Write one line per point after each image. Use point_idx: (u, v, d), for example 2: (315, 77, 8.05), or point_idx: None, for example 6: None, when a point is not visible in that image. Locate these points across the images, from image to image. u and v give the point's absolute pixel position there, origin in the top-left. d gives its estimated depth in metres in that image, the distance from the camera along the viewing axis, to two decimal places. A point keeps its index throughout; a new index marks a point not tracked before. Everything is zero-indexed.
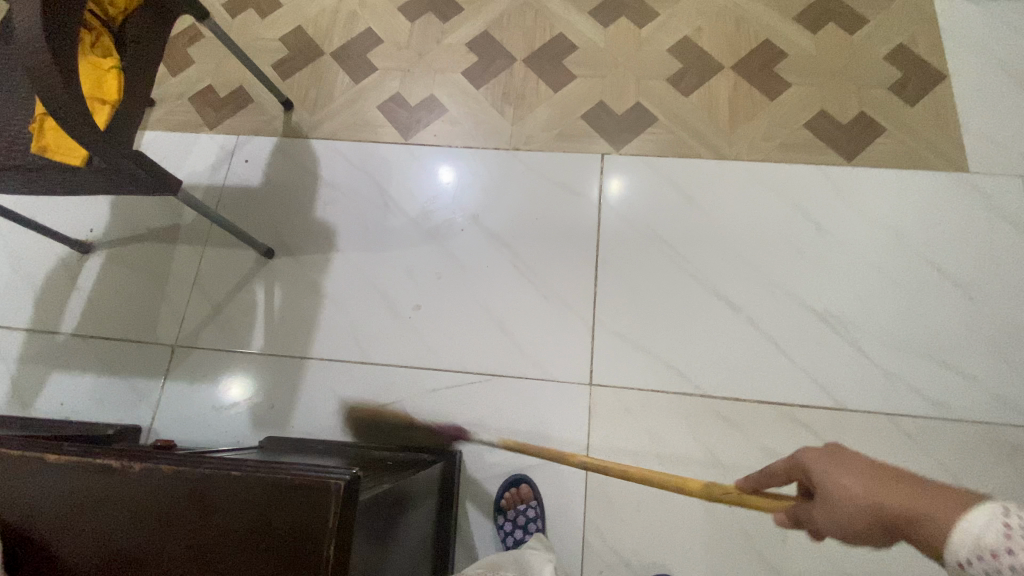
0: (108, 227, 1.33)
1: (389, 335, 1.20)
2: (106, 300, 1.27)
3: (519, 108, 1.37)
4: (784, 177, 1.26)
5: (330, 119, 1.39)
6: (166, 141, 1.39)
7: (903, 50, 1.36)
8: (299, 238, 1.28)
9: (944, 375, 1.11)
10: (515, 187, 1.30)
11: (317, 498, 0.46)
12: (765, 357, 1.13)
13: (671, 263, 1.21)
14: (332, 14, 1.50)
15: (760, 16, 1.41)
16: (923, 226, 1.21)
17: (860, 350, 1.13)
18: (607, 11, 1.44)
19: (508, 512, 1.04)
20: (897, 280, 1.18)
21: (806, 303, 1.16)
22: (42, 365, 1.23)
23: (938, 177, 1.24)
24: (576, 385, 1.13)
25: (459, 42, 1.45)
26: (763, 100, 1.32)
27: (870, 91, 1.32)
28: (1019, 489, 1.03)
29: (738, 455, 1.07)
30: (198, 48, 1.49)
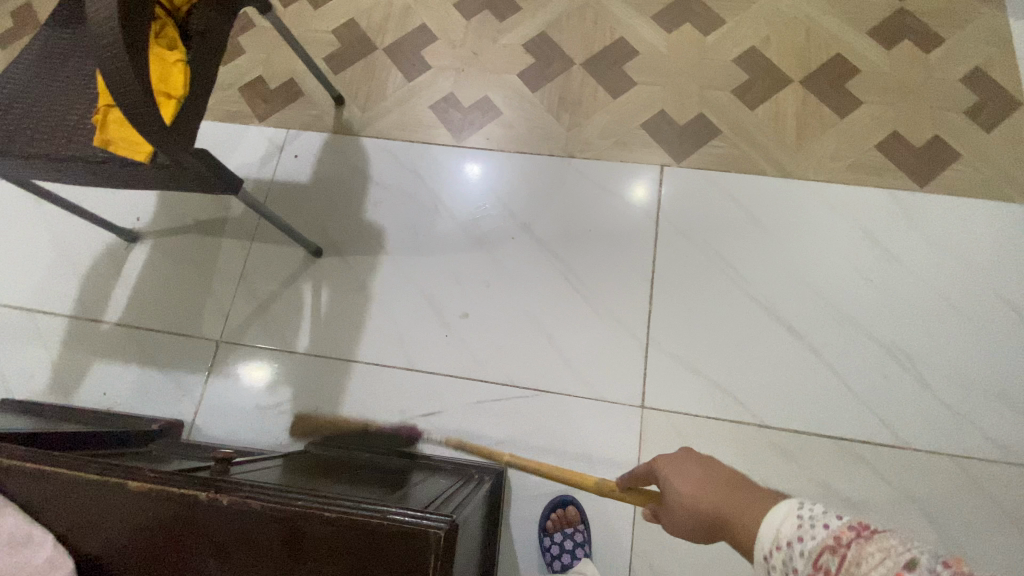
0: (155, 217, 1.32)
1: (436, 342, 1.17)
2: (151, 292, 1.26)
3: (576, 114, 1.33)
4: (851, 200, 1.20)
5: (382, 116, 1.36)
6: (215, 132, 1.37)
7: (981, 71, 1.30)
8: (347, 238, 1.26)
9: (1015, 419, 1.06)
10: (570, 197, 1.26)
11: (416, 546, 0.47)
12: (825, 389, 1.08)
13: (730, 284, 1.16)
14: (386, 7, 1.46)
15: (831, 29, 1.35)
16: (998, 260, 1.15)
17: (927, 388, 1.08)
18: (670, 16, 1.39)
19: (554, 534, 1.01)
20: (968, 314, 1.12)
21: (871, 333, 1.12)
22: (85, 354, 1.22)
23: (1015, 209, 1.18)
24: (627, 406, 1.09)
25: (515, 42, 1.41)
26: (832, 117, 1.27)
27: (946, 114, 1.26)
28: None
29: (795, 490, 1.03)
30: (249, 37, 1.46)
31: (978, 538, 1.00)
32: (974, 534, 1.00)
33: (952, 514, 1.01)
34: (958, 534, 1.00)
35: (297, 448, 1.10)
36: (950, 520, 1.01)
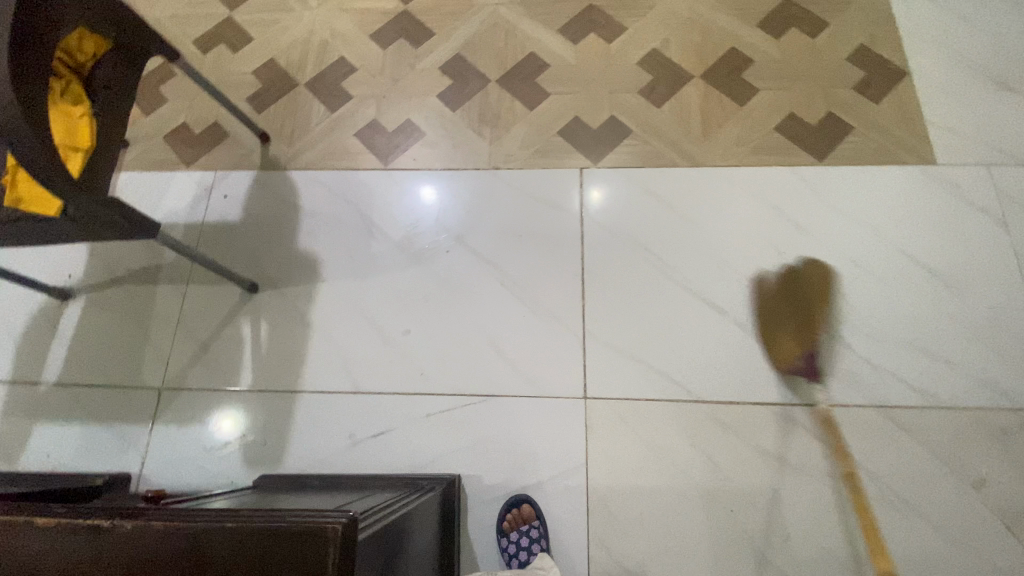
0: (87, 272, 1.31)
1: (381, 362, 1.19)
2: (87, 346, 1.24)
3: (496, 127, 1.38)
4: (759, 180, 1.28)
5: (308, 149, 1.39)
6: (142, 181, 1.38)
7: (864, 50, 1.41)
8: (283, 270, 1.27)
9: (931, 365, 1.12)
10: (498, 206, 1.31)
11: (316, 543, 0.47)
12: (754, 359, 1.14)
13: (656, 271, 1.22)
14: (304, 45, 1.51)
15: (724, 26, 1.45)
16: (898, 219, 1.23)
17: (847, 346, 1.14)
18: (576, 28, 1.47)
19: (510, 534, 1.03)
20: (876, 273, 1.19)
21: (789, 302, 1.18)
22: (24, 418, 1.19)
23: (907, 171, 1.27)
24: (571, 400, 1.13)
25: (432, 66, 1.46)
26: (733, 106, 1.35)
27: (836, 92, 1.36)
28: (1014, 474, 1.04)
29: (736, 459, 1.07)
30: (171, 86, 1.49)
31: (912, 482, 1.05)
32: (908, 479, 1.05)
33: (884, 462, 1.06)
34: (892, 481, 1.05)
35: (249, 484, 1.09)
36: (884, 467, 1.06)
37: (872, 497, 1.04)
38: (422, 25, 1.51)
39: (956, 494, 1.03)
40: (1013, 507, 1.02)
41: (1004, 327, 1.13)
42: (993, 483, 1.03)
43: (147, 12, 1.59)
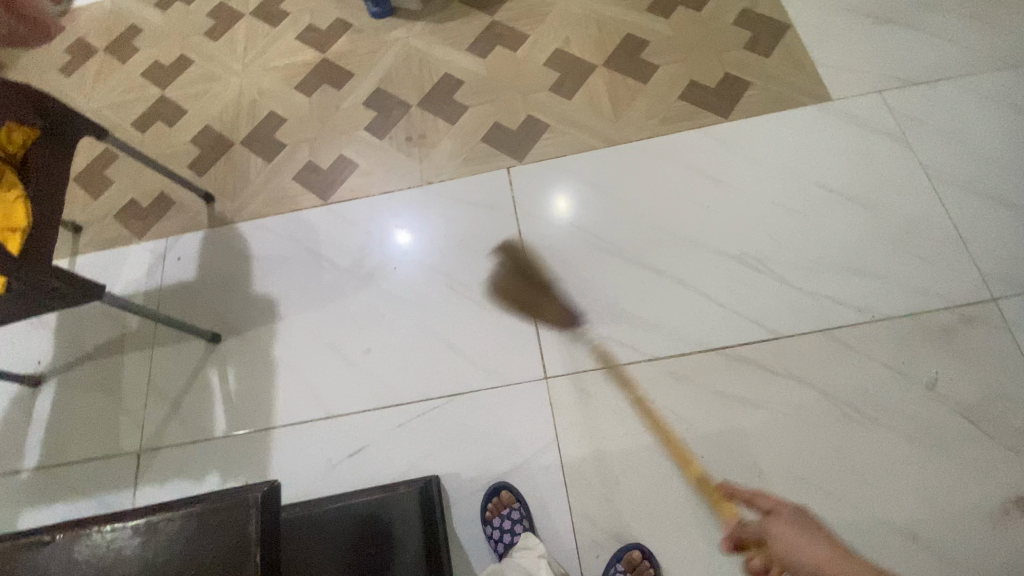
0: (55, 353, 1.25)
1: (329, 390, 1.12)
2: (63, 426, 1.17)
3: (423, 146, 1.35)
4: (670, 144, 1.23)
5: (247, 203, 1.35)
6: (89, 258, 1.34)
7: (749, 10, 1.36)
8: (240, 313, 1.23)
9: (856, 279, 1.02)
10: (445, 212, 1.26)
11: (238, 508, 0.55)
12: (702, 307, 1.05)
13: (585, 244, 1.16)
14: (237, 107, 1.50)
15: (619, 0, 1.46)
16: (804, 154, 1.15)
17: (782, 281, 1.04)
18: (478, 45, 1.46)
19: (493, 521, 0.96)
20: (799, 211, 1.10)
21: (719, 250, 1.09)
22: (8, 512, 1.11)
23: (807, 113, 1.19)
24: (529, 384, 1.05)
25: (359, 95, 1.46)
26: (651, 66, 1.33)
27: (727, 51, 1.31)
28: (970, 364, 0.92)
29: (699, 415, 0.97)
30: (108, 164, 1.48)
31: (868, 401, 0.93)
32: (860, 397, 0.93)
33: (850, 387, 0.94)
34: (882, 416, 0.91)
35: None
36: (851, 396, 0.93)
37: (829, 412, 0.93)
38: (340, 69, 1.51)
39: (944, 417, 0.90)
40: (982, 408, 0.89)
41: (917, 223, 1.05)
42: (946, 381, 0.92)
43: (84, 102, 1.61)
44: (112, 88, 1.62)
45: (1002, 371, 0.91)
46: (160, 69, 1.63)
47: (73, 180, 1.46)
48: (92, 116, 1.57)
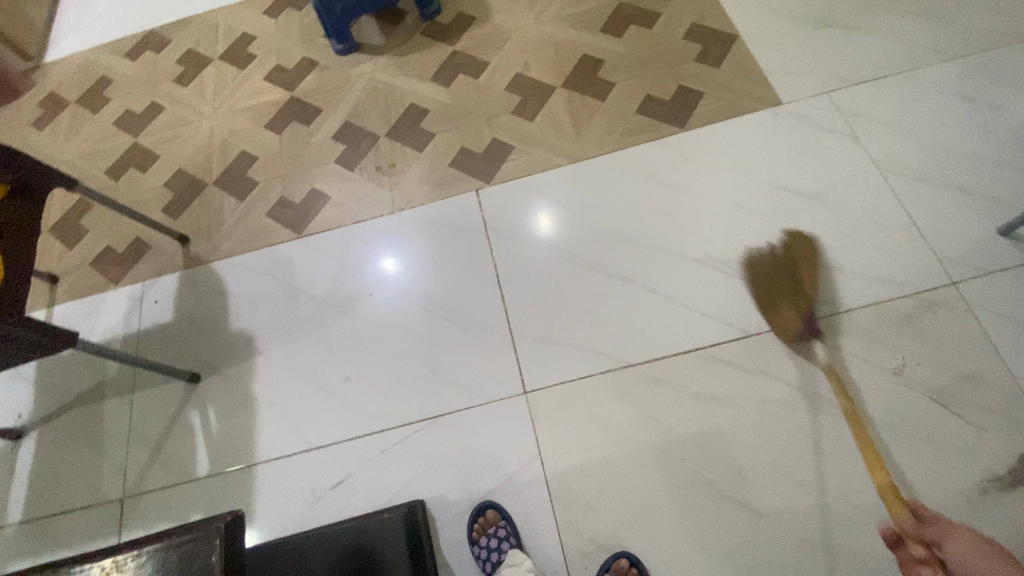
0: (149, 265, 1.38)
1: (317, 404, 1.16)
2: (141, 335, 1.30)
3: (498, 132, 1.40)
4: (643, 157, 1.30)
5: (319, 164, 1.43)
6: (203, 193, 1.46)
7: (697, 27, 1.45)
8: (222, 355, 1.24)
9: (826, 277, 1.12)
10: (450, 238, 1.29)
11: (204, 543, 0.59)
12: (672, 317, 1.12)
13: (565, 263, 1.21)
14: (326, 73, 1.58)
15: (715, 28, 1.44)
16: (767, 160, 1.25)
17: (743, 278, 1.13)
18: (567, 43, 1.50)
19: (480, 541, 0.98)
20: (759, 211, 1.19)
21: (690, 254, 1.17)
22: (82, 395, 1.26)
23: (757, 116, 1.30)
24: (511, 398, 1.10)
25: (498, 78, 1.47)
26: (699, 93, 1.35)
27: (683, 67, 1.40)
28: (936, 350, 1.04)
29: (683, 418, 1.03)
30: (238, 108, 1.57)
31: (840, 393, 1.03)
32: (832, 390, 1.03)
33: (729, 399, 1.04)
34: (786, 436, 1.00)
35: (266, 462, 1.12)
36: (733, 421, 1.02)
37: (804, 406, 1.02)
38: (431, 47, 1.56)
39: (868, 434, 0.99)
40: (937, 382, 1.02)
41: (885, 226, 1.15)
42: (913, 367, 1.03)
43: (173, 45, 1.77)
44: (251, 40, 1.71)
45: (954, 359, 1.03)
46: (307, 26, 1.69)
47: (168, 124, 1.60)
48: (229, 63, 1.67)
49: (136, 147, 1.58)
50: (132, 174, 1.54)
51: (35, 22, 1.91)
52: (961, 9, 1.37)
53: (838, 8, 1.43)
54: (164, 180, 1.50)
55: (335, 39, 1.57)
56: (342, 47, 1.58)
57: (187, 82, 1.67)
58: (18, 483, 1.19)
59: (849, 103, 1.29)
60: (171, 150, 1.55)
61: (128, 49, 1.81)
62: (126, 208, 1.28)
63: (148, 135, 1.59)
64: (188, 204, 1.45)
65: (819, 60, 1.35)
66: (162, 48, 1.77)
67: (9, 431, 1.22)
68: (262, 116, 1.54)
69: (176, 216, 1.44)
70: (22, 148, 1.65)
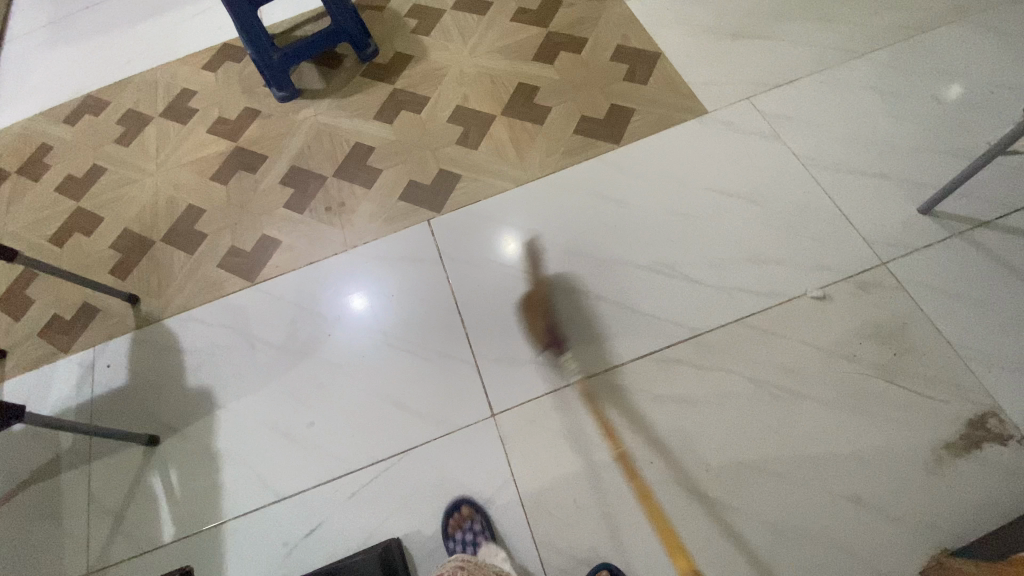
0: (99, 329, 1.35)
1: (283, 454, 1.13)
2: (95, 403, 1.25)
3: (443, 164, 1.43)
4: (583, 174, 1.35)
5: (268, 211, 1.43)
6: (151, 251, 1.44)
7: (623, 48, 1.53)
8: (182, 414, 1.21)
9: (767, 270, 1.17)
10: (406, 271, 1.30)
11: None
12: (628, 324, 1.14)
13: (521, 285, 1.24)
14: (269, 120, 1.60)
15: (640, 48, 1.53)
16: (700, 165, 1.31)
17: (691, 280, 1.17)
18: (502, 73, 1.56)
19: (455, 535, 0.99)
20: (698, 214, 1.25)
21: (637, 263, 1.21)
22: (34, 471, 1.20)
23: (687, 126, 1.37)
24: (480, 422, 1.10)
25: (440, 112, 1.52)
26: (631, 110, 1.42)
27: (613, 86, 1.47)
28: (875, 329, 1.09)
29: (646, 421, 1.06)
30: (182, 163, 1.57)
31: (794, 380, 1.07)
32: (785, 377, 1.07)
33: (689, 397, 1.07)
34: (747, 427, 1.03)
35: (234, 520, 1.08)
36: (695, 418, 1.05)
37: (761, 397, 1.06)
38: (371, 88, 1.60)
39: (823, 416, 1.03)
40: (880, 359, 1.07)
41: (814, 218, 1.22)
42: (855, 348, 1.08)
43: (113, 107, 1.76)
44: (192, 95, 1.71)
45: (891, 335, 1.09)
46: (247, 77, 1.71)
47: (111, 185, 1.58)
48: (170, 120, 1.67)
49: (79, 211, 1.56)
50: (77, 239, 1.51)
51: None
52: (858, 13, 1.49)
53: (750, 20, 1.53)
54: (110, 242, 1.48)
55: (275, 87, 1.59)
56: (283, 94, 1.61)
57: (129, 142, 1.66)
58: None
59: (770, 107, 1.38)
60: (117, 211, 1.53)
61: (66, 114, 1.80)
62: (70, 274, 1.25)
63: (91, 198, 1.57)
64: (136, 263, 1.43)
65: (738, 69, 1.44)
66: (101, 111, 1.76)
67: None
68: (208, 168, 1.54)
69: (125, 277, 1.41)
70: None
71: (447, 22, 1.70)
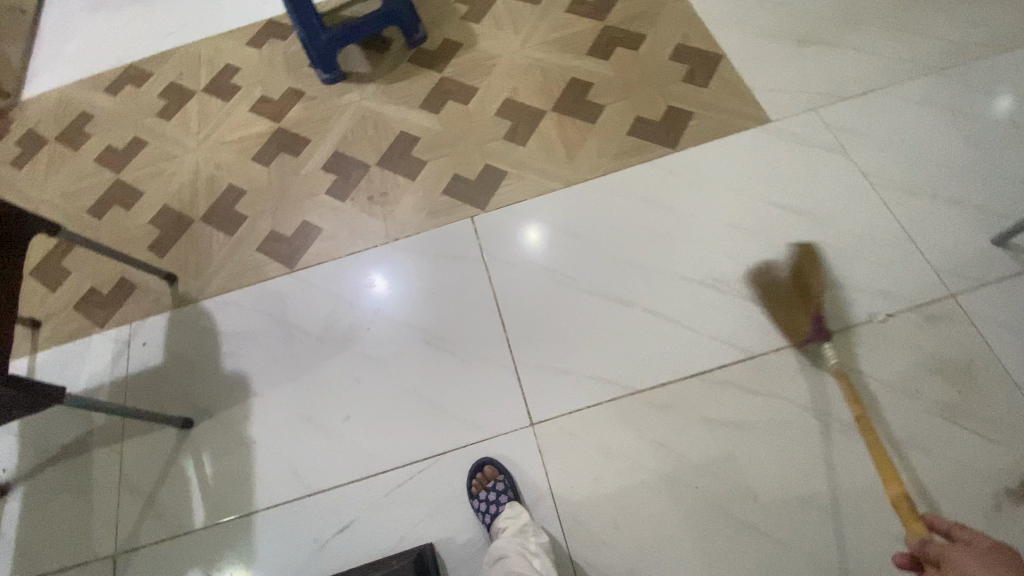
0: (135, 306, 1.34)
1: (316, 447, 1.12)
2: (129, 381, 1.25)
3: (490, 158, 1.39)
4: (634, 178, 1.30)
5: (309, 197, 1.41)
6: (190, 229, 1.42)
7: (683, 47, 1.47)
8: (216, 398, 1.20)
9: (827, 293, 1.12)
10: (447, 268, 1.27)
11: None
12: (676, 340, 1.10)
13: (565, 290, 1.20)
14: (312, 103, 1.56)
15: (701, 49, 1.46)
16: (760, 177, 1.25)
17: (747, 299, 1.12)
18: (554, 67, 1.50)
19: (479, 495, 1.00)
20: (754, 228, 1.19)
21: (689, 276, 1.16)
22: (68, 444, 1.21)
23: (748, 134, 1.31)
24: (518, 431, 1.07)
25: (488, 104, 1.47)
26: (690, 113, 1.36)
27: (671, 88, 1.41)
28: (940, 364, 1.04)
29: (691, 441, 1.02)
30: (224, 141, 1.55)
31: None
32: (840, 407, 1.02)
33: (739, 421, 1.03)
34: (798, 457, 0.99)
35: (265, 510, 1.08)
36: (744, 444, 1.01)
37: (815, 427, 1.01)
38: (418, 75, 1.56)
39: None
40: (943, 396, 1.02)
41: (879, 241, 1.16)
42: (917, 382, 1.03)
43: (155, 78, 1.74)
44: (235, 71, 1.69)
45: (956, 371, 1.03)
46: (292, 57, 1.67)
47: (151, 159, 1.57)
48: (213, 96, 1.65)
49: (119, 184, 1.54)
50: (116, 212, 1.50)
51: (13, 60, 1.88)
52: (936, 24, 1.41)
53: (820, 25, 1.45)
54: (149, 217, 1.46)
55: (321, 68, 1.56)
56: (328, 75, 1.57)
57: (171, 116, 1.64)
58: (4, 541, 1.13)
59: (838, 119, 1.31)
60: (156, 186, 1.51)
61: (109, 83, 1.78)
62: (111, 249, 1.24)
63: (132, 171, 1.56)
64: (175, 241, 1.41)
65: (805, 77, 1.37)
66: (143, 82, 1.74)
67: None
68: (250, 148, 1.52)
69: (163, 255, 1.40)
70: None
71: (499, 10, 1.64)
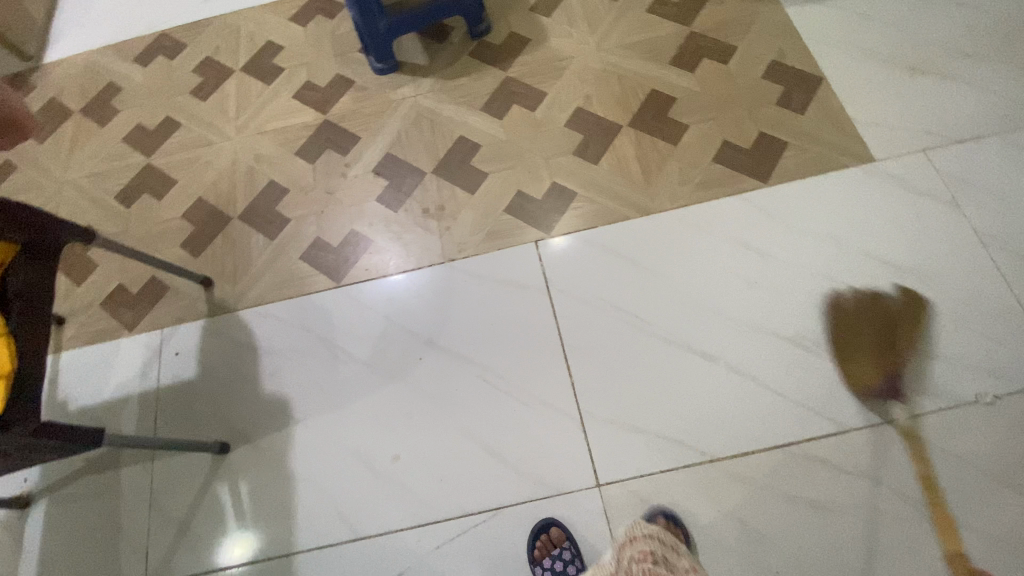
0: (168, 311, 1.24)
1: (364, 487, 1.04)
2: (161, 394, 1.16)
3: (560, 175, 1.27)
4: (718, 214, 1.18)
5: (359, 203, 1.30)
6: (227, 228, 1.31)
7: (778, 66, 1.33)
8: (256, 423, 1.12)
9: (929, 366, 1.02)
10: (510, 297, 1.16)
11: None
12: (761, 405, 1.02)
13: (639, 335, 1.10)
14: (362, 95, 1.43)
15: (799, 68, 1.32)
16: (860, 224, 1.14)
17: (840, 365, 1.03)
18: (633, 75, 1.36)
19: (543, 562, 0.93)
20: (852, 285, 1.09)
21: (778, 334, 1.07)
22: (94, 459, 1.13)
23: (848, 174, 1.19)
24: (584, 491, 0.99)
25: (557, 112, 1.34)
26: (784, 143, 1.23)
27: (764, 112, 1.27)
28: None
29: (774, 520, 0.94)
30: (265, 130, 1.42)
31: (951, 504, 0.93)
32: (940, 497, 0.93)
33: (827, 504, 0.94)
34: (890, 550, 0.91)
35: (308, 553, 1.01)
36: (830, 531, 0.93)
37: (910, 519, 0.92)
38: (481, 73, 1.42)
39: (978, 553, 0.90)
40: None
41: (993, 310, 1.05)
42: None
43: (190, 50, 1.60)
44: (278, 49, 1.54)
45: None
46: (340, 39, 1.53)
47: (185, 143, 1.44)
48: (253, 77, 1.51)
49: (150, 169, 1.42)
50: (146, 201, 1.38)
51: (34, 16, 1.73)
52: None
53: (935, 51, 1.30)
54: (182, 210, 1.35)
55: (374, 56, 1.42)
56: (381, 65, 1.43)
57: (206, 96, 1.50)
58: (26, 558, 1.07)
59: (951, 165, 1.18)
60: (191, 175, 1.40)
61: (138, 52, 1.64)
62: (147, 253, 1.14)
63: (163, 155, 1.44)
64: (211, 239, 1.31)
65: (917, 111, 1.24)
66: (176, 53, 1.60)
67: (13, 500, 1.09)
68: (293, 141, 1.39)
69: (197, 255, 1.29)
70: (19, 162, 1.48)
71: (571, 5, 1.49)
